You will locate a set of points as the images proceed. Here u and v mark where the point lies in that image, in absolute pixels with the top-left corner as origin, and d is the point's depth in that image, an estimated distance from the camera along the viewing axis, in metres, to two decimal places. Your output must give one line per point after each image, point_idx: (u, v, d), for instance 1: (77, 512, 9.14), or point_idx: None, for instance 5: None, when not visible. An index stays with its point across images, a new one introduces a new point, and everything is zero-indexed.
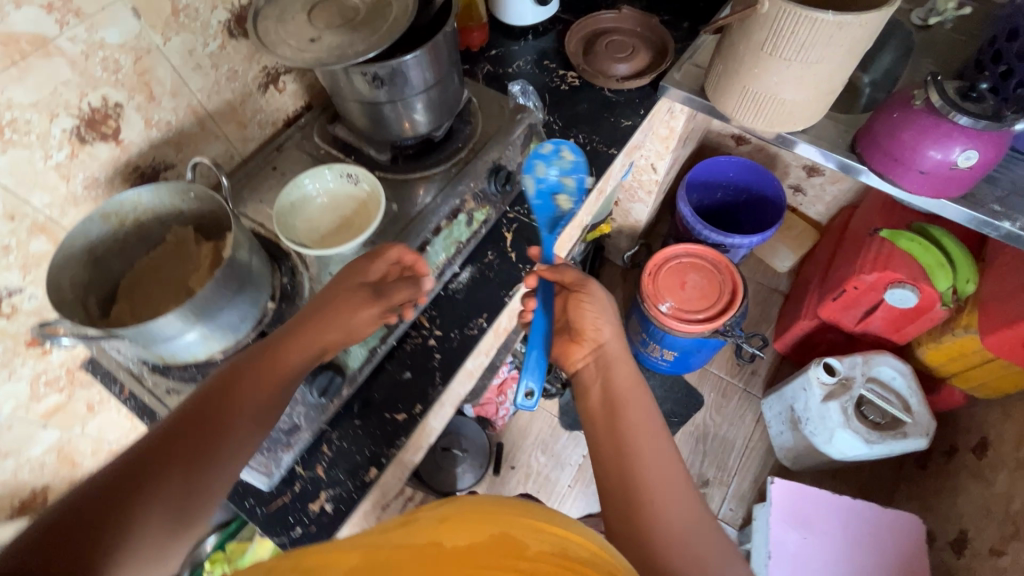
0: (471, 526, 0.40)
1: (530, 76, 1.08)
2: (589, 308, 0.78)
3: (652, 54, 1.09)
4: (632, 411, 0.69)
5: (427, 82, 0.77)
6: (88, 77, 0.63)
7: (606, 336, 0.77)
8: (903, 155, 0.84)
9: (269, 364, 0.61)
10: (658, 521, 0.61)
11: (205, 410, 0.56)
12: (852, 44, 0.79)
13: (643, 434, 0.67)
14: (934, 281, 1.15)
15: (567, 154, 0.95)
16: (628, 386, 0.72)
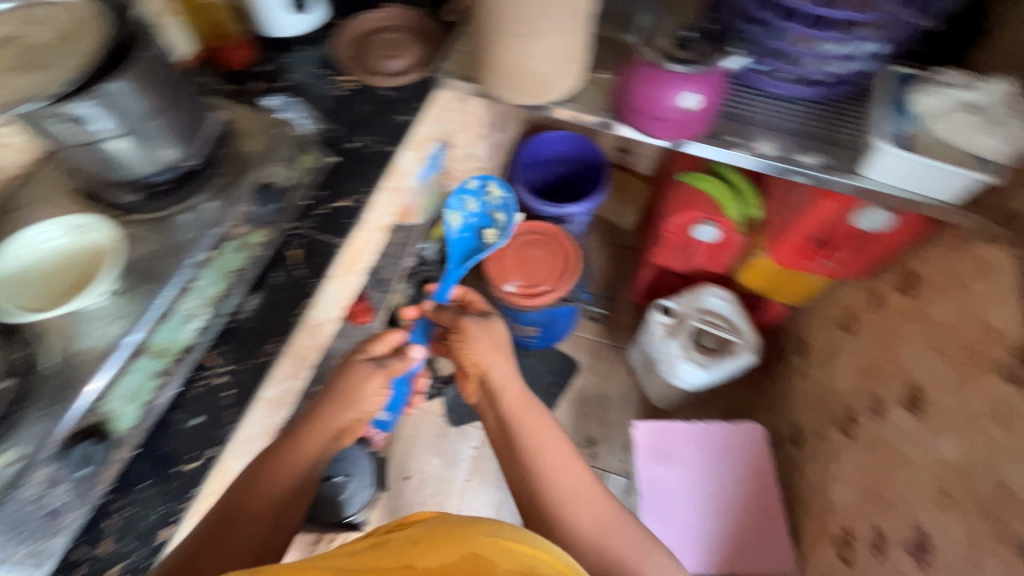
0: (454, 546, 0.52)
1: (304, 86, 1.05)
2: (481, 339, 0.98)
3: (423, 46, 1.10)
4: (527, 421, 0.83)
5: (147, 110, 0.71)
6: None
7: (495, 366, 0.94)
8: (644, 106, 0.91)
9: (286, 451, 0.73)
10: (571, 525, 0.71)
11: (238, 497, 0.68)
12: (572, 9, 0.83)
13: (537, 436, 0.81)
14: (728, 212, 1.27)
15: (492, 188, 1.41)
16: (520, 402, 0.87)
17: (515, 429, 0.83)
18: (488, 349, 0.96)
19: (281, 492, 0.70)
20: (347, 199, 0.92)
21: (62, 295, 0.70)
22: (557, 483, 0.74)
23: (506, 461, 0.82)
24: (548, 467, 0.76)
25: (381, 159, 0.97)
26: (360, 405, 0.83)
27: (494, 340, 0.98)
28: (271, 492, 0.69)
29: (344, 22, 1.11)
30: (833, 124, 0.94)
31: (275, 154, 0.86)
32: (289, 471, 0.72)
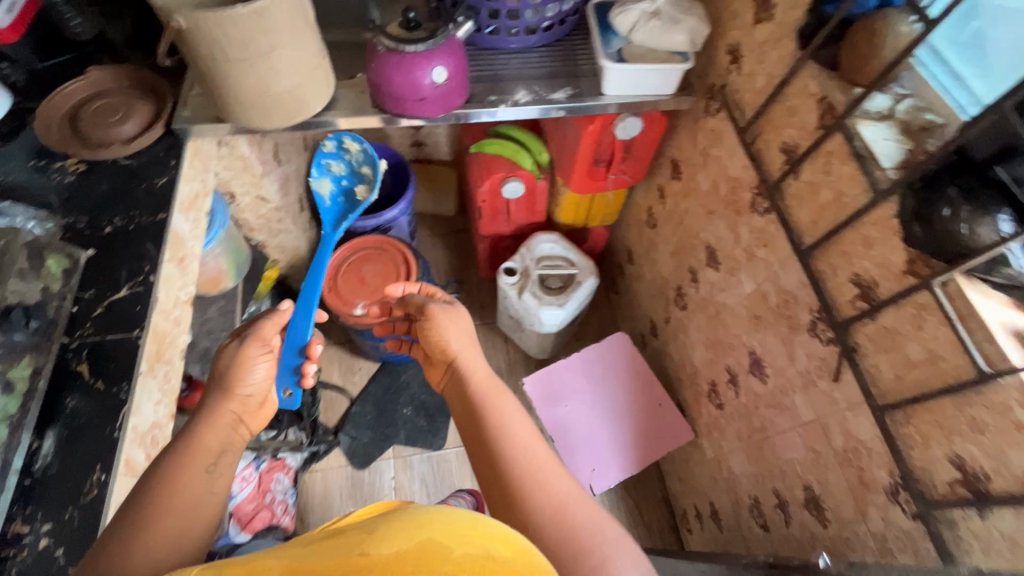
0: (407, 535, 0.48)
1: (19, 185, 0.89)
2: (446, 322, 0.92)
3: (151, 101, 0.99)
4: (493, 398, 0.81)
5: None
6: None
7: (461, 349, 0.90)
8: (401, 93, 0.94)
9: (173, 485, 0.63)
10: (538, 501, 0.69)
11: (127, 544, 0.57)
12: (290, 21, 0.82)
13: (506, 413, 0.79)
14: (523, 165, 1.37)
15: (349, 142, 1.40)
16: (482, 380, 0.85)
17: (484, 401, 0.81)
18: (455, 333, 0.91)
19: (174, 539, 0.60)
20: (126, 287, 0.81)
21: None
22: (521, 464, 0.72)
23: (470, 437, 0.79)
24: (514, 449, 0.74)
25: (150, 232, 0.86)
26: (246, 382, 0.76)
27: (460, 327, 0.92)
28: (162, 540, 0.59)
29: (41, 102, 0.95)
30: (569, 59, 1.07)
31: (8, 270, 0.72)
32: (186, 508, 0.62)
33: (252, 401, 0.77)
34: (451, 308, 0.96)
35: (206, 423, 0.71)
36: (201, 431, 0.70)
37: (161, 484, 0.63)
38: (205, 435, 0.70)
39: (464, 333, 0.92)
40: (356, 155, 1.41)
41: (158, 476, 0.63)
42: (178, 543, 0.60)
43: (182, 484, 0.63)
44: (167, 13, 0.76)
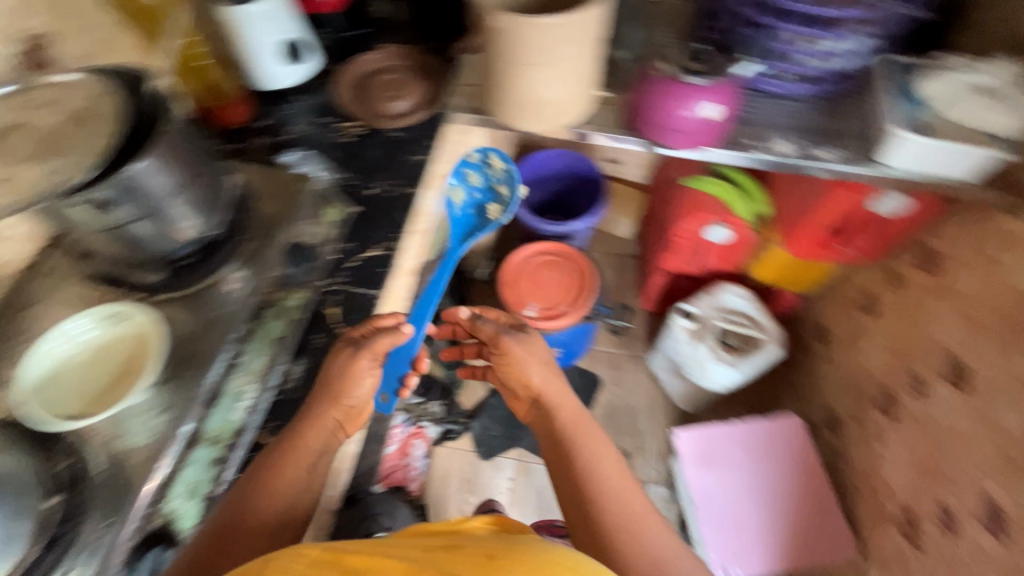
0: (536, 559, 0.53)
1: (311, 136, 1.02)
2: (529, 355, 0.87)
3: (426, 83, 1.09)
4: (585, 438, 0.76)
5: (173, 186, 0.66)
6: None
7: (546, 384, 0.84)
8: (662, 121, 0.91)
9: (299, 433, 0.68)
10: (627, 560, 0.66)
11: (254, 494, 0.63)
12: (587, 38, 0.83)
13: (599, 457, 0.74)
14: (737, 211, 1.28)
15: (496, 160, 1.10)
16: (571, 413, 0.80)
17: (574, 442, 0.76)
18: (542, 363, 0.86)
19: (289, 489, 0.64)
20: (377, 248, 0.89)
21: (103, 396, 0.64)
22: (614, 514, 0.68)
23: (559, 473, 0.75)
24: (609, 493, 0.70)
25: (403, 203, 0.94)
26: (352, 394, 0.72)
27: (544, 356, 0.87)
28: (281, 489, 0.64)
29: (341, 67, 1.08)
30: (845, 116, 0.96)
31: (300, 213, 0.83)
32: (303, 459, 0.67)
33: (355, 410, 0.74)
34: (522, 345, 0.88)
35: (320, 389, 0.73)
36: (323, 402, 0.71)
37: (292, 432, 0.68)
38: (325, 402, 0.71)
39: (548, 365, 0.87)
40: (501, 174, 1.11)
41: (297, 426, 0.68)
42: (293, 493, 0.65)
43: (301, 444, 0.67)
44: (489, 13, 0.81)
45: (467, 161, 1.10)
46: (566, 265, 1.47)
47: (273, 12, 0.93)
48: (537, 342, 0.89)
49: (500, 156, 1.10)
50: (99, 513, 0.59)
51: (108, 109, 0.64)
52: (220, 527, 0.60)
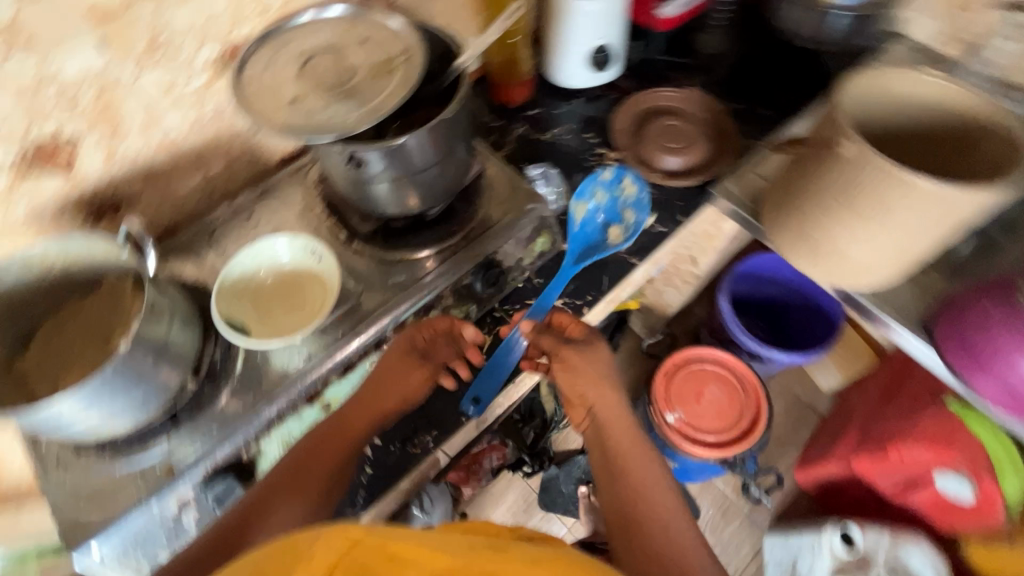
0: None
1: (565, 148, 0.95)
2: (580, 365, 0.71)
3: (711, 147, 0.93)
4: (624, 455, 0.66)
5: (426, 163, 0.66)
6: (34, 110, 0.56)
7: (596, 394, 0.70)
8: (988, 359, 0.65)
9: (387, 387, 0.67)
10: None
11: (322, 438, 0.64)
12: (953, 219, 0.60)
13: (639, 475, 0.64)
14: (1002, 482, 0.96)
15: (628, 184, 0.90)
16: (613, 415, 0.69)
17: (612, 465, 0.66)
18: (597, 371, 0.71)
19: (355, 430, 0.65)
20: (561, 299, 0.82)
21: (269, 317, 0.66)
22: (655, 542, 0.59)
23: (607, 492, 0.65)
24: (659, 524, 0.60)
25: (613, 268, 0.85)
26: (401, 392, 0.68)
27: (599, 370, 0.71)
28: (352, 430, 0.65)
29: (634, 91, 0.98)
30: None
31: (514, 233, 0.77)
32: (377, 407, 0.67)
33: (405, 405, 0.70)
34: (574, 350, 0.72)
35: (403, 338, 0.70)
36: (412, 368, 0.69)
37: (374, 380, 0.67)
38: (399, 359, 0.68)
39: (597, 376, 0.71)
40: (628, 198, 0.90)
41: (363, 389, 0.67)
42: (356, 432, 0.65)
43: (377, 396, 0.67)
44: (839, 131, 0.62)
45: (597, 174, 0.91)
46: (737, 390, 1.25)
47: (605, 15, 0.88)
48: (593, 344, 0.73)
49: (637, 180, 0.90)
50: (212, 419, 0.63)
51: (409, 70, 0.62)
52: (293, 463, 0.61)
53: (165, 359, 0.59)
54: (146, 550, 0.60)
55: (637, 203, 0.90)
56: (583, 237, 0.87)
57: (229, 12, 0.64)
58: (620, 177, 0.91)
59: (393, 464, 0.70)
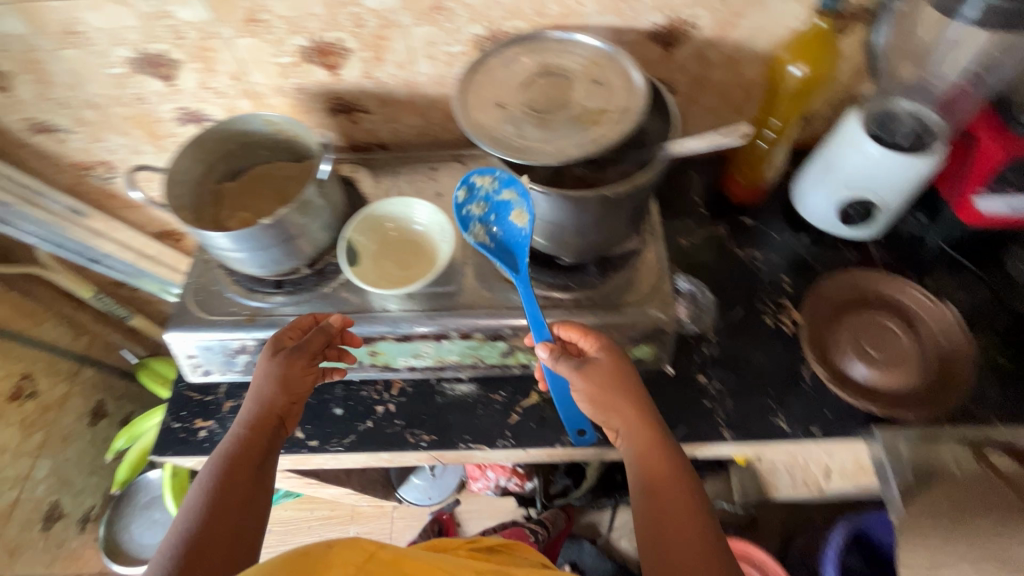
0: None
1: (752, 276, 0.83)
2: (600, 390, 0.63)
3: (923, 384, 0.71)
4: (655, 480, 0.59)
5: (578, 219, 0.64)
6: (333, 19, 0.69)
7: (620, 418, 0.63)
8: None
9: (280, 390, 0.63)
10: None
11: (227, 462, 0.59)
12: None
13: (680, 508, 0.56)
14: None
15: (484, 178, 0.68)
16: (645, 436, 0.62)
17: (646, 487, 0.59)
18: (627, 395, 0.63)
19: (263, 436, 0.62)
20: None
21: (381, 262, 0.74)
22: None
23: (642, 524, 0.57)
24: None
25: (700, 425, 0.72)
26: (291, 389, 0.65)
27: (632, 391, 0.63)
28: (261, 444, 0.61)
29: (874, 269, 0.80)
30: None
31: (620, 324, 0.71)
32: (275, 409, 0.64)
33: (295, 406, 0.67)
34: (591, 374, 0.63)
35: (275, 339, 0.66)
36: (299, 371, 0.65)
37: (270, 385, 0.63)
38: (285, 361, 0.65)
39: (626, 397, 0.63)
40: (494, 187, 0.68)
41: (263, 387, 0.63)
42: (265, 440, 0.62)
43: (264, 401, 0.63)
44: None
45: (455, 205, 0.69)
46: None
47: (889, 170, 0.70)
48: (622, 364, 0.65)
49: (489, 170, 0.68)
50: (295, 304, 0.74)
51: (608, 131, 0.60)
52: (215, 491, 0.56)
53: (293, 243, 0.70)
54: (201, 358, 0.74)
55: (502, 179, 0.67)
56: (506, 247, 0.69)
57: (509, 5, 0.69)
58: (472, 182, 0.69)
59: (387, 434, 0.74)
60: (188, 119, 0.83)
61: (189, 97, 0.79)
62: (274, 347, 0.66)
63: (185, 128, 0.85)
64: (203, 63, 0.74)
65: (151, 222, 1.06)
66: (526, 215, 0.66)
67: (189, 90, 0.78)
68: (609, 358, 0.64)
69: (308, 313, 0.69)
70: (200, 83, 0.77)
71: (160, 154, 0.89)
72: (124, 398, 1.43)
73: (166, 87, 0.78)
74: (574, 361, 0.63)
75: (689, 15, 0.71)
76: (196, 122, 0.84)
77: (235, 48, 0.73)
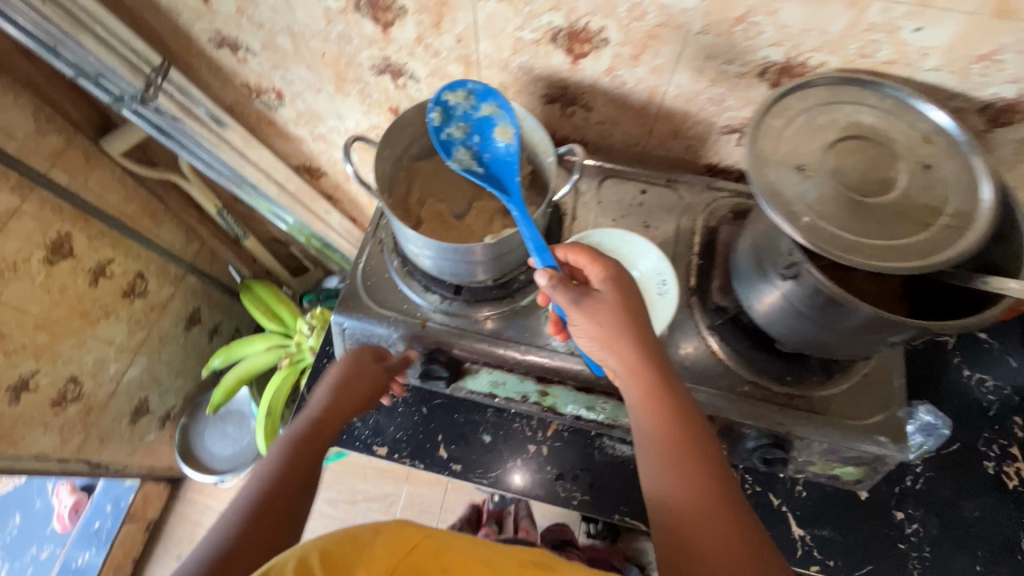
0: None
1: (977, 405, 0.71)
2: (604, 332, 0.53)
3: None
4: (668, 459, 0.50)
5: (844, 326, 0.54)
6: (608, 5, 0.57)
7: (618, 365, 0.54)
8: None
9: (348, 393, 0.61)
10: None
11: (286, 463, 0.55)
12: None
13: (701, 493, 0.48)
14: None
15: (459, 93, 0.62)
16: (649, 386, 0.52)
17: (660, 463, 0.51)
18: (635, 338, 0.53)
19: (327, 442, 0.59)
20: (802, 531, 0.65)
21: None
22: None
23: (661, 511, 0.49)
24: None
25: (890, 570, 0.63)
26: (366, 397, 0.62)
27: (646, 339, 0.54)
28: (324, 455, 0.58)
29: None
30: None
31: (836, 444, 0.61)
32: (341, 410, 0.61)
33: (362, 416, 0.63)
34: (594, 317, 0.54)
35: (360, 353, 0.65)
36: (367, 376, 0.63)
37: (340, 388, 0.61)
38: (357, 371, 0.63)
39: (632, 340, 0.53)
40: (470, 103, 0.63)
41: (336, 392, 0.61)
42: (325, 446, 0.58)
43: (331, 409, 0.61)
44: None
45: (433, 130, 0.63)
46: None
47: None
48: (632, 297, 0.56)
49: (468, 85, 0.61)
50: (473, 318, 0.66)
51: (938, 241, 0.48)
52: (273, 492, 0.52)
53: (494, 259, 0.62)
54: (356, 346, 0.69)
55: (478, 92, 0.62)
56: (494, 167, 0.65)
57: (831, 37, 0.55)
58: (445, 101, 0.62)
59: (535, 480, 0.68)
60: (385, 71, 0.73)
61: (397, 49, 0.69)
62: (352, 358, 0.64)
63: (377, 78, 0.75)
64: (432, 19, 0.63)
65: (297, 156, 0.98)
66: (510, 129, 0.62)
67: (401, 42, 0.68)
68: (616, 297, 0.54)
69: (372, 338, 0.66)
70: (416, 38, 0.66)
71: (338, 97, 0.80)
72: (217, 307, 1.40)
73: (379, 34, 0.67)
74: (578, 300, 0.54)
75: None
76: (391, 75, 0.73)
77: (476, 11, 0.61)
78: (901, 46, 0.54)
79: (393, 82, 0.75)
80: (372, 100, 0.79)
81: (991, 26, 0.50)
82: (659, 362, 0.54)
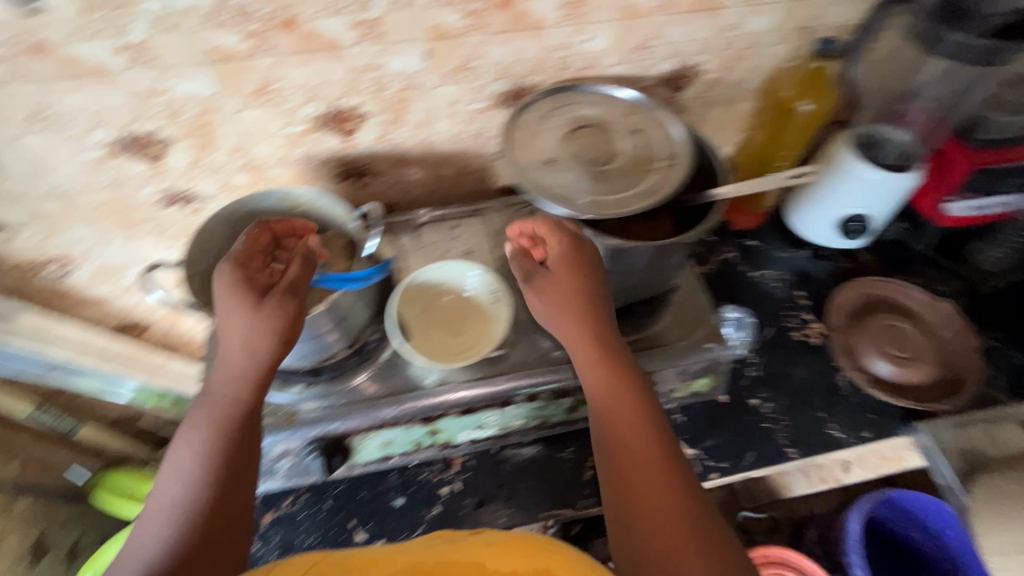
0: None
1: (771, 293, 0.88)
2: (545, 304, 0.59)
3: (940, 380, 0.79)
4: (598, 374, 0.56)
5: (631, 269, 0.65)
6: (355, 84, 0.65)
7: (565, 330, 0.59)
8: None
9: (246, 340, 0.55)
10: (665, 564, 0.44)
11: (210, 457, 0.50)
12: None
13: (621, 398, 0.54)
14: None
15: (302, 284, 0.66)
16: (585, 351, 0.57)
17: (601, 383, 0.55)
18: (574, 289, 0.58)
19: (235, 395, 0.54)
20: (694, 450, 0.74)
21: (431, 331, 0.69)
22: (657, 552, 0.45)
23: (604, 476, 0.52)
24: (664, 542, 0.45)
25: (767, 449, 0.74)
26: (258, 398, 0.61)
27: (575, 289, 0.59)
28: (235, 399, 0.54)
29: (874, 279, 0.87)
30: None
31: (682, 366, 0.71)
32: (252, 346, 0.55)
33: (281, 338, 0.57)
34: (540, 287, 0.60)
35: (232, 275, 0.56)
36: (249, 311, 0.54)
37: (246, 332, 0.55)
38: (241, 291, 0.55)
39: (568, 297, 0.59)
40: None
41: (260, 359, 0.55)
42: (238, 394, 0.54)
43: (242, 351, 0.55)
44: None
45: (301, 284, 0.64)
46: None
47: (886, 189, 0.79)
48: (556, 259, 0.60)
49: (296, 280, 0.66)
50: (340, 393, 0.66)
51: (664, 179, 0.62)
52: (201, 473, 0.50)
53: (338, 328, 0.64)
54: None
55: None
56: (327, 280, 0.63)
57: (535, 62, 0.69)
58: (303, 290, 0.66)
59: (458, 518, 0.69)
60: (172, 200, 0.74)
61: (176, 176, 0.70)
62: (226, 288, 0.56)
63: (166, 209, 0.75)
64: (199, 139, 0.67)
65: (111, 316, 0.92)
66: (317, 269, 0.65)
67: (178, 168, 0.70)
68: (562, 266, 0.59)
69: (284, 219, 0.63)
70: (191, 161, 0.69)
71: (131, 240, 0.78)
72: (67, 523, 1.19)
73: (152, 168, 0.69)
74: (527, 269, 0.61)
75: (696, 62, 0.75)
76: (180, 201, 0.74)
77: (239, 121, 0.66)
78: (585, 54, 0.70)
79: (184, 208, 0.76)
80: (171, 232, 0.79)
81: (632, 25, 0.67)
82: (596, 319, 0.58)
